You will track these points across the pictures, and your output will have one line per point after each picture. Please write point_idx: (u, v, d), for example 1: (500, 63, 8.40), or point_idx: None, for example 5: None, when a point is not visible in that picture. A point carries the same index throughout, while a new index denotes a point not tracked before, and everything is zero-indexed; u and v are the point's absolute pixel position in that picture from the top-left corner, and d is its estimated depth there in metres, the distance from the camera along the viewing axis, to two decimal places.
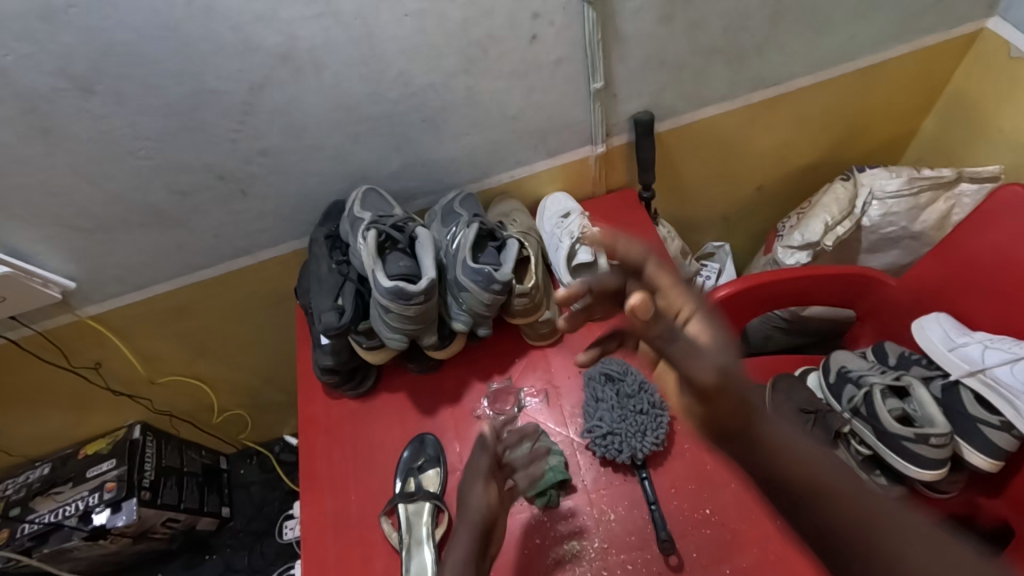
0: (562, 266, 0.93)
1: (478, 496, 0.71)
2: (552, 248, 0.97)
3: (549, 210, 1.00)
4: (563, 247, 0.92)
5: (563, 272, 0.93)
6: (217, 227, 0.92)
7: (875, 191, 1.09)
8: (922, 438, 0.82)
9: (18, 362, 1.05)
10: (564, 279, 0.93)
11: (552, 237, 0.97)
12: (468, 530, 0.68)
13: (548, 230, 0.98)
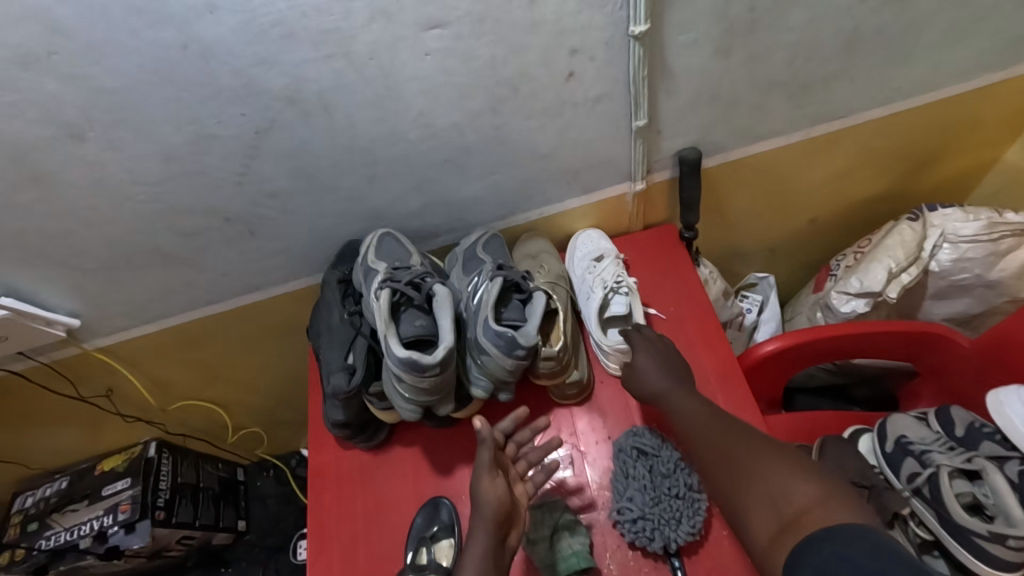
0: (593, 318, 0.85)
1: (486, 493, 0.63)
2: (582, 295, 0.89)
3: (580, 250, 0.93)
4: (597, 298, 0.85)
5: (594, 326, 0.85)
6: (226, 266, 0.87)
7: (948, 234, 0.98)
8: (998, 537, 0.73)
9: (29, 391, 1.03)
10: (593, 333, 0.85)
11: (583, 282, 0.89)
12: (482, 526, 0.61)
13: (580, 272, 0.91)
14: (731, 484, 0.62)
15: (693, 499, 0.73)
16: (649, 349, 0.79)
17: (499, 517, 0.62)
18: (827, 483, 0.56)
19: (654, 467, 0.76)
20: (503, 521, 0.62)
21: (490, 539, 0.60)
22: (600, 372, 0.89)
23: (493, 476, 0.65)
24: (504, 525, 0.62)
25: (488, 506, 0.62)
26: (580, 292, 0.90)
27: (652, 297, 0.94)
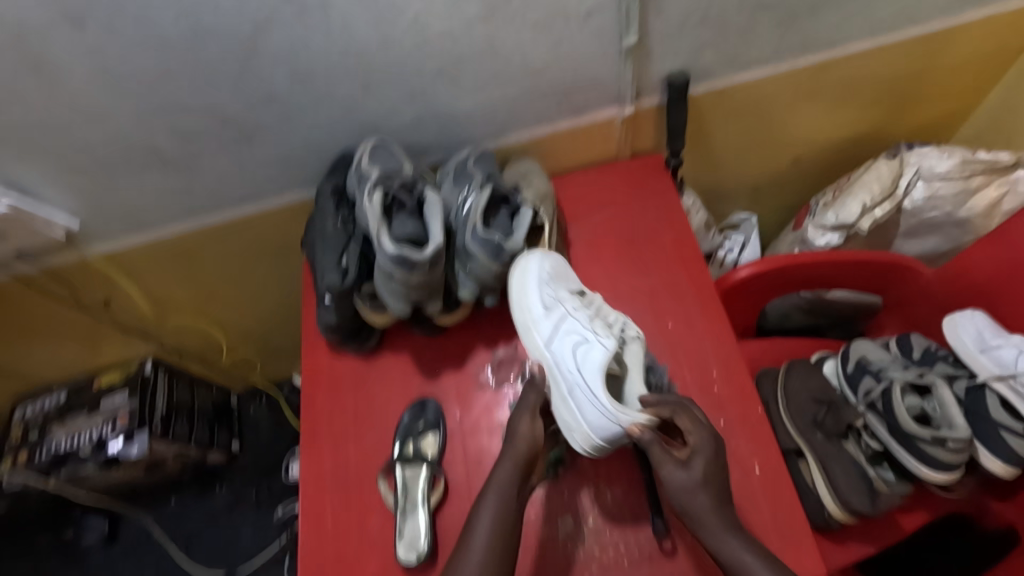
0: (600, 365, 0.73)
1: (525, 431, 0.74)
2: (567, 337, 0.77)
3: (544, 271, 0.81)
4: (608, 342, 0.74)
5: (600, 375, 0.72)
6: (222, 173, 0.89)
7: (923, 170, 1.02)
8: (938, 441, 0.80)
9: (26, 300, 1.05)
10: (598, 387, 0.71)
11: (571, 320, 0.79)
12: (511, 457, 0.71)
13: (545, 298, 0.80)
14: None
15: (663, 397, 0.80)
16: (708, 454, 0.70)
17: (522, 459, 0.71)
18: None
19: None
20: (528, 464, 0.71)
21: (514, 484, 0.70)
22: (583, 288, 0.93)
23: (530, 420, 0.75)
24: (529, 463, 0.72)
25: (517, 446, 0.72)
26: (560, 333, 0.78)
27: (635, 222, 0.97)
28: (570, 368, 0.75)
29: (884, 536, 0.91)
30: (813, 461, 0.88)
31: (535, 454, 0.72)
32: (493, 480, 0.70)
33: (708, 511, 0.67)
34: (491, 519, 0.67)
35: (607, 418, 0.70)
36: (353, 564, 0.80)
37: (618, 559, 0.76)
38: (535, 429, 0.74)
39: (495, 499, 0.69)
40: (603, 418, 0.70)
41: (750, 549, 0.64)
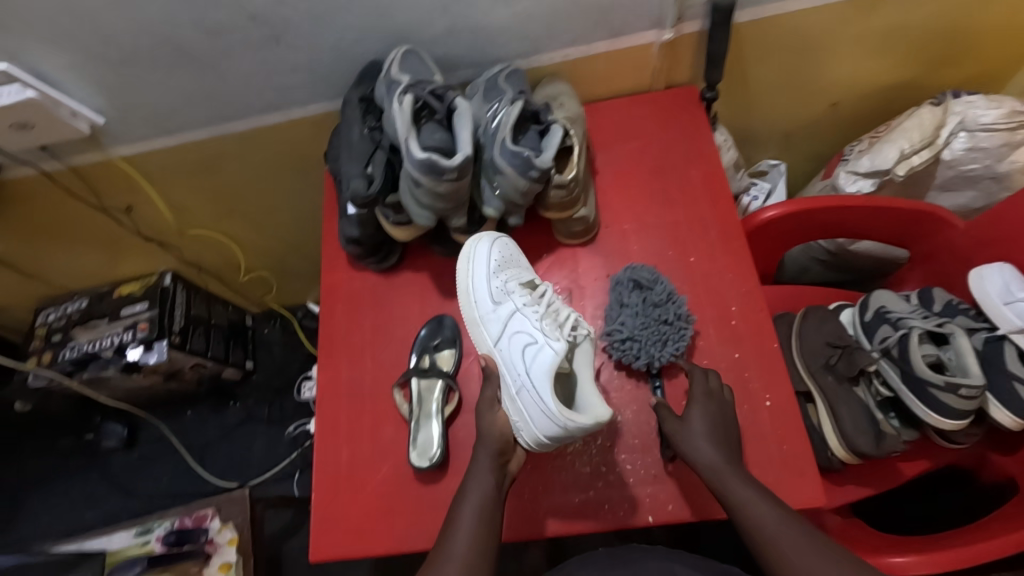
0: (548, 367, 0.71)
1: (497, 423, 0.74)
2: (516, 335, 0.77)
3: (496, 260, 0.82)
4: (557, 342, 0.73)
5: (543, 376, 0.71)
6: (248, 77, 0.87)
7: (967, 121, 0.98)
8: (951, 387, 0.80)
9: (53, 197, 1.06)
10: (542, 388, 0.69)
11: (519, 317, 0.78)
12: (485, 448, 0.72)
13: (495, 291, 0.80)
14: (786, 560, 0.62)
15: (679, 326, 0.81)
16: (710, 402, 0.74)
17: (496, 451, 0.71)
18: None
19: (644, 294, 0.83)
20: (502, 453, 0.72)
21: (492, 474, 0.70)
22: (607, 217, 0.92)
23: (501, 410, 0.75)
24: (503, 453, 0.72)
25: (493, 437, 0.72)
26: (508, 332, 0.78)
27: (665, 155, 0.95)
28: (517, 367, 0.74)
29: (884, 479, 0.93)
30: (821, 403, 0.89)
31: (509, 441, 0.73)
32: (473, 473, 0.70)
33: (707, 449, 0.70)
34: (477, 503, 0.67)
35: (552, 419, 0.68)
36: (366, 466, 0.83)
37: (622, 478, 0.79)
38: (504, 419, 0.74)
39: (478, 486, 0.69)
40: (546, 419, 0.68)
41: (749, 486, 0.67)
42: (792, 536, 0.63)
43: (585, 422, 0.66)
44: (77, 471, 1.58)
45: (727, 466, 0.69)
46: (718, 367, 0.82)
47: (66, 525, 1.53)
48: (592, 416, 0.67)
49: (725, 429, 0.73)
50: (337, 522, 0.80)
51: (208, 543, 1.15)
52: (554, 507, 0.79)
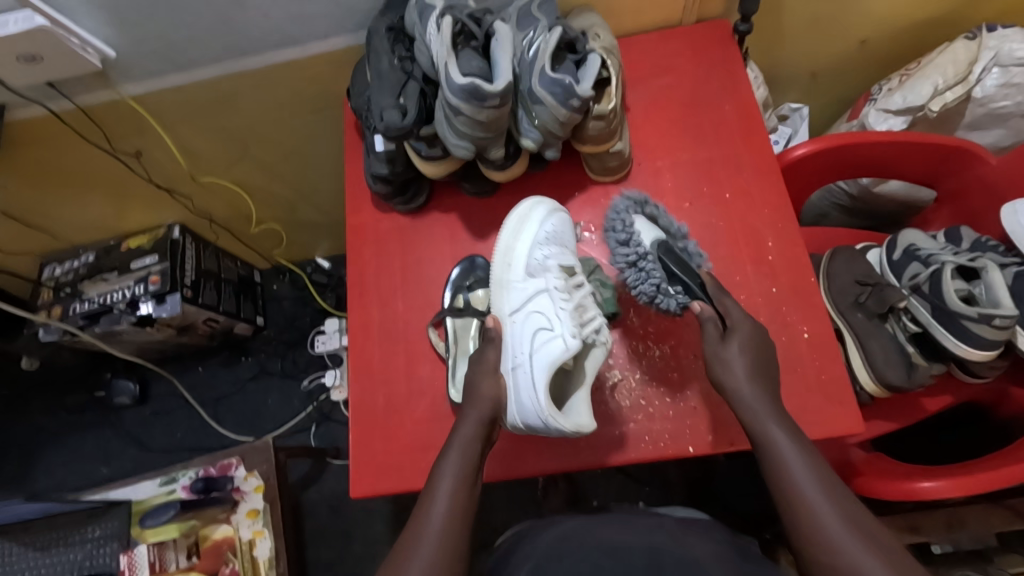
0: (553, 359, 0.71)
1: (489, 391, 0.72)
2: (531, 316, 0.76)
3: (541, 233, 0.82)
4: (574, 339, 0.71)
5: (545, 366, 0.70)
6: (267, 5, 0.83)
7: (1001, 56, 0.96)
8: (985, 318, 0.80)
9: (61, 138, 1.02)
10: (540, 379, 0.69)
11: (546, 298, 0.77)
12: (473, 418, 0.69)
13: (533, 265, 0.81)
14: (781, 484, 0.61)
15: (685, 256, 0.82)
16: (744, 331, 0.69)
17: (487, 417, 0.70)
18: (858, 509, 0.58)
19: (639, 226, 0.84)
20: (487, 422, 0.70)
21: (478, 442, 0.67)
22: (640, 153, 0.91)
23: (490, 378, 0.73)
24: (492, 425, 0.70)
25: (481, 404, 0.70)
26: (528, 308, 0.78)
27: (697, 90, 0.93)
28: (525, 343, 0.74)
29: (911, 414, 0.95)
30: (851, 339, 0.90)
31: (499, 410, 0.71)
32: (457, 435, 0.68)
33: (748, 391, 0.66)
34: (456, 467, 0.65)
35: (535, 412, 0.69)
36: (402, 405, 0.83)
37: (660, 410, 0.80)
38: (500, 388, 0.72)
39: (460, 448, 0.67)
40: (530, 407, 0.69)
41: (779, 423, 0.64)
42: (800, 463, 0.61)
43: (565, 427, 0.67)
44: (89, 426, 1.57)
45: (764, 406, 0.65)
46: (756, 302, 0.82)
47: (81, 478, 1.53)
48: (572, 426, 0.68)
49: (766, 364, 0.69)
50: (377, 457, 0.81)
51: (234, 491, 1.16)
52: (591, 439, 0.80)
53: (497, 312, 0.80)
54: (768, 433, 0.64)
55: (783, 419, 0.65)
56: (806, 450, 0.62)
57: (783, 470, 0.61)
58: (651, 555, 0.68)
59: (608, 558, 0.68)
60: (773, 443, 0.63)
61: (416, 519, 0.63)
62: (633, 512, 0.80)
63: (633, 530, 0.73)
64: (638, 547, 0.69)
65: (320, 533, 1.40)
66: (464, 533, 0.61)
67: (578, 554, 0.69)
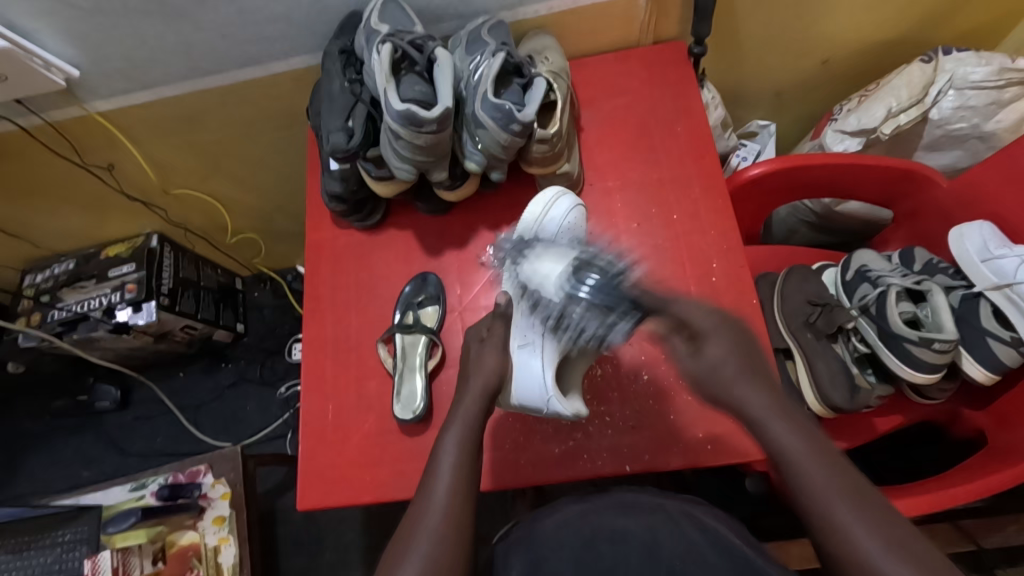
0: (565, 344, 0.71)
1: (492, 369, 0.71)
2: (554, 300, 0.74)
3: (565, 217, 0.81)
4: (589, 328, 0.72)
5: (557, 351, 0.70)
6: (225, 28, 0.86)
7: (956, 79, 0.97)
8: (925, 342, 0.81)
9: (33, 152, 1.05)
10: (551, 361, 0.70)
11: None
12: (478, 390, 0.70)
13: (554, 250, 0.79)
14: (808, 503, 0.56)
15: (608, 275, 0.70)
16: (721, 338, 0.63)
17: (491, 388, 0.70)
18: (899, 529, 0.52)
19: (542, 265, 0.74)
20: (488, 396, 0.70)
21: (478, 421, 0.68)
22: (592, 174, 0.92)
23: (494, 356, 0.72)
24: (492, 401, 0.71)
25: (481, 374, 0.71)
26: (542, 292, 0.76)
27: (651, 112, 0.94)
28: (537, 324, 0.74)
29: (861, 432, 0.95)
30: (800, 357, 0.91)
31: (502, 384, 0.72)
32: (459, 411, 0.68)
33: (743, 391, 0.60)
34: (456, 445, 0.65)
35: (540, 392, 0.70)
36: (351, 420, 0.84)
37: (602, 429, 0.82)
38: (506, 363, 0.72)
39: (459, 428, 0.67)
40: (537, 386, 0.70)
41: (781, 422, 0.59)
42: (819, 477, 0.56)
43: (564, 412, 0.70)
44: (71, 430, 1.60)
45: (764, 404, 0.60)
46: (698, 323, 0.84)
47: (62, 482, 1.56)
48: (570, 411, 0.71)
49: (754, 355, 0.63)
50: (324, 471, 0.82)
51: (202, 497, 1.18)
52: (533, 458, 0.82)
53: (510, 290, 0.78)
54: (776, 440, 0.58)
55: (788, 414, 0.60)
56: (826, 459, 0.57)
57: (795, 470, 0.57)
58: (648, 544, 0.68)
59: (609, 545, 0.68)
60: (790, 454, 0.58)
61: (414, 512, 0.61)
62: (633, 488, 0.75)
63: (631, 515, 0.71)
64: (637, 532, 0.69)
65: (293, 539, 1.41)
66: (465, 525, 0.60)
67: (578, 541, 0.69)
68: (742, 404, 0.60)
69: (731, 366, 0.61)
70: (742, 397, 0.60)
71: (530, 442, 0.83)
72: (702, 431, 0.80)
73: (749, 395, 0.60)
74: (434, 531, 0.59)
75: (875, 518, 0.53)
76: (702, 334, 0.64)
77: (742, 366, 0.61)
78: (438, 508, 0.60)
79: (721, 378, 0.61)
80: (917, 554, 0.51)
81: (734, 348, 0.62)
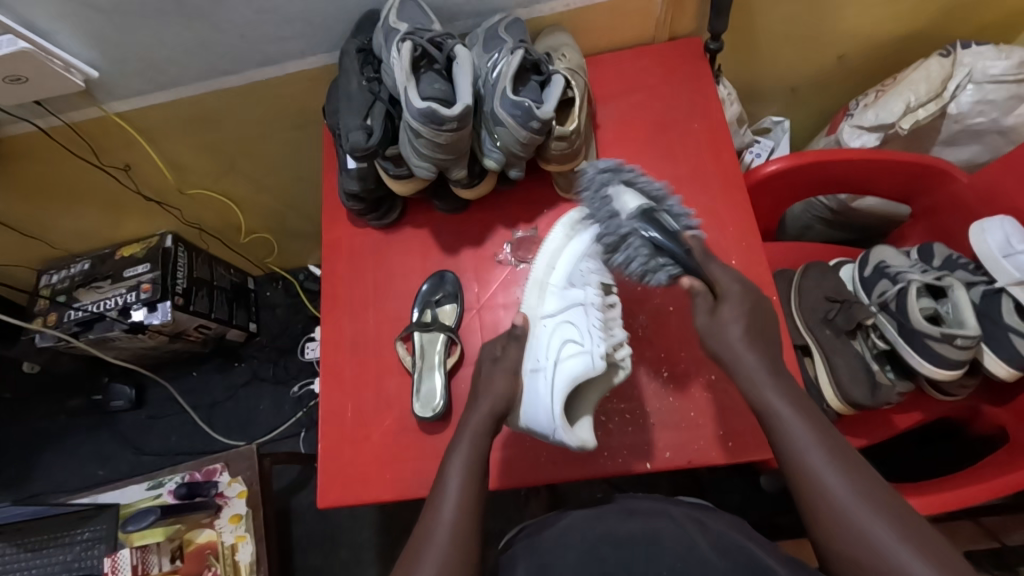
0: (578, 374, 0.69)
1: (502, 386, 0.71)
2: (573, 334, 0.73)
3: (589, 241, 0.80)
4: (601, 358, 0.70)
5: (568, 379, 0.68)
6: (243, 28, 0.86)
7: (975, 73, 0.97)
8: (947, 338, 0.80)
9: (51, 152, 1.06)
10: (559, 391, 0.68)
11: (580, 311, 0.75)
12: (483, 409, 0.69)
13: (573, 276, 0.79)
14: (816, 497, 0.57)
15: (671, 219, 0.70)
16: (737, 304, 0.66)
17: (499, 411, 0.70)
18: (909, 524, 0.54)
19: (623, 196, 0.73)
20: (498, 415, 0.70)
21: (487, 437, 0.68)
22: None
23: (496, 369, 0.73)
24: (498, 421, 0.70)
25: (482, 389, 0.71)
26: (559, 317, 0.76)
27: (668, 108, 0.94)
28: (548, 350, 0.73)
29: (879, 431, 0.95)
30: (818, 357, 0.91)
31: (511, 401, 0.71)
32: (467, 426, 0.69)
33: (741, 351, 0.64)
34: (462, 468, 0.65)
35: (547, 420, 0.68)
36: (371, 417, 0.85)
37: (622, 427, 0.82)
38: (516, 387, 0.72)
39: (467, 446, 0.67)
40: (545, 415, 0.68)
41: (779, 391, 0.62)
42: (827, 470, 0.57)
43: (571, 442, 0.67)
44: (87, 429, 1.61)
45: (761, 368, 0.64)
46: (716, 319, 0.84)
47: (79, 480, 1.57)
48: (577, 441, 0.68)
49: (762, 326, 0.67)
50: (344, 470, 0.83)
51: (218, 496, 1.18)
52: (552, 456, 0.82)
53: (528, 311, 0.80)
54: (768, 400, 0.62)
55: (783, 385, 0.63)
56: (834, 454, 0.58)
57: (798, 456, 0.59)
58: (651, 546, 0.65)
59: (613, 550, 0.65)
60: (782, 421, 0.61)
61: (425, 521, 0.62)
62: (640, 496, 0.75)
63: (635, 518, 0.69)
64: (640, 537, 0.66)
65: (308, 537, 1.42)
66: (473, 531, 0.61)
67: (581, 546, 0.66)
68: (730, 348, 0.65)
69: (740, 333, 0.65)
70: (736, 353, 0.65)
71: (549, 440, 0.83)
72: (723, 429, 0.80)
73: (748, 341, 0.65)
74: (443, 543, 0.59)
75: (886, 509, 0.55)
76: (722, 294, 0.67)
77: (748, 331, 0.65)
78: (447, 514, 0.61)
79: (721, 340, 0.65)
80: (925, 539, 0.53)
81: (741, 316, 0.66)
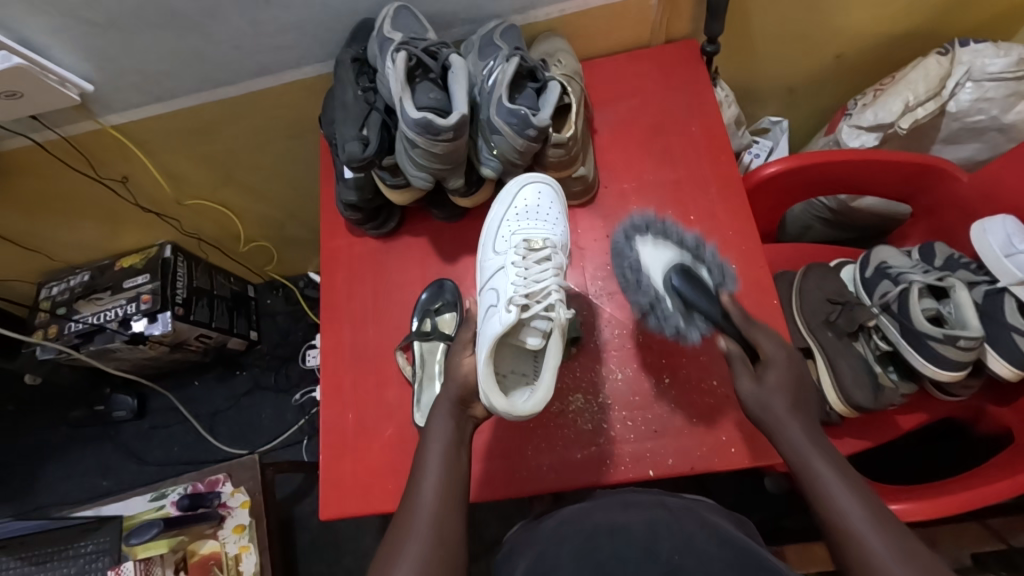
0: (494, 331, 0.66)
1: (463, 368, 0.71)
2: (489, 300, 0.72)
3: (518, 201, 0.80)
4: (508, 311, 0.67)
5: (485, 339, 0.66)
6: (237, 39, 0.86)
7: (974, 71, 0.96)
8: (950, 340, 0.80)
9: (47, 166, 1.05)
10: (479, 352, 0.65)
11: (503, 273, 0.74)
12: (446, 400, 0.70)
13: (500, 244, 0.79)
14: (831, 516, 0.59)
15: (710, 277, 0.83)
16: (780, 365, 0.69)
17: (455, 398, 0.70)
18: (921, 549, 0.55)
19: (648, 252, 0.84)
20: (463, 402, 0.70)
21: (451, 420, 0.68)
22: (607, 176, 0.92)
23: (471, 356, 0.72)
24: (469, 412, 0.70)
25: (456, 381, 0.70)
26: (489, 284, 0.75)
27: (666, 112, 0.93)
28: (481, 321, 0.72)
29: (884, 431, 0.94)
30: (818, 359, 0.90)
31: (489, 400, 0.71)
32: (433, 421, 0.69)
33: (783, 414, 0.66)
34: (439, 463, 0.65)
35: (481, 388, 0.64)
36: (371, 428, 0.84)
37: (624, 434, 0.81)
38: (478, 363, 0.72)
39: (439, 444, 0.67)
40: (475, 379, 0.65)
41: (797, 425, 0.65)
42: (844, 493, 0.60)
43: (494, 402, 0.61)
44: (90, 440, 1.61)
45: (789, 414, 0.66)
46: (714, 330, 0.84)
47: (82, 492, 1.57)
48: (506, 404, 0.62)
49: (798, 386, 0.69)
50: (345, 482, 0.82)
51: (221, 506, 1.18)
52: (554, 464, 0.81)
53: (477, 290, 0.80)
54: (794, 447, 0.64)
55: (809, 429, 0.65)
56: (850, 479, 0.61)
57: (813, 476, 0.62)
58: (647, 541, 0.64)
59: (609, 540, 0.65)
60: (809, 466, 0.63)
61: (402, 517, 0.62)
62: (637, 489, 0.75)
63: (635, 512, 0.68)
64: (638, 529, 0.66)
65: (312, 546, 1.42)
66: (458, 532, 0.61)
67: (579, 537, 0.66)
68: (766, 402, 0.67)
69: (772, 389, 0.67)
70: (769, 410, 0.67)
71: (550, 447, 0.82)
72: (725, 434, 0.80)
73: (779, 398, 0.67)
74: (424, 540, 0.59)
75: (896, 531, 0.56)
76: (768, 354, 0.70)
77: (785, 390, 0.67)
78: (427, 516, 0.61)
79: (760, 397, 0.67)
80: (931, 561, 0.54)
81: (782, 381, 0.68)
